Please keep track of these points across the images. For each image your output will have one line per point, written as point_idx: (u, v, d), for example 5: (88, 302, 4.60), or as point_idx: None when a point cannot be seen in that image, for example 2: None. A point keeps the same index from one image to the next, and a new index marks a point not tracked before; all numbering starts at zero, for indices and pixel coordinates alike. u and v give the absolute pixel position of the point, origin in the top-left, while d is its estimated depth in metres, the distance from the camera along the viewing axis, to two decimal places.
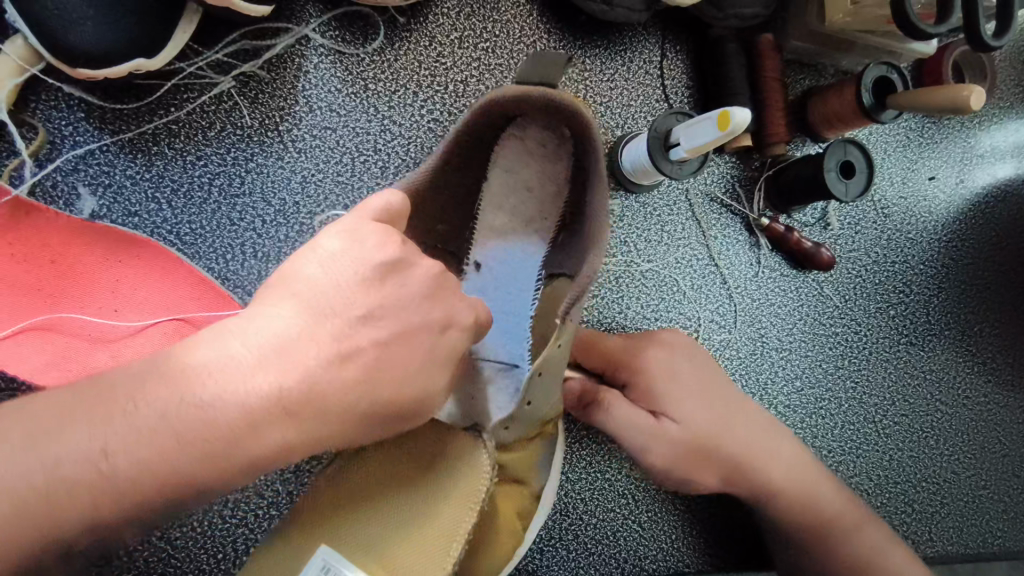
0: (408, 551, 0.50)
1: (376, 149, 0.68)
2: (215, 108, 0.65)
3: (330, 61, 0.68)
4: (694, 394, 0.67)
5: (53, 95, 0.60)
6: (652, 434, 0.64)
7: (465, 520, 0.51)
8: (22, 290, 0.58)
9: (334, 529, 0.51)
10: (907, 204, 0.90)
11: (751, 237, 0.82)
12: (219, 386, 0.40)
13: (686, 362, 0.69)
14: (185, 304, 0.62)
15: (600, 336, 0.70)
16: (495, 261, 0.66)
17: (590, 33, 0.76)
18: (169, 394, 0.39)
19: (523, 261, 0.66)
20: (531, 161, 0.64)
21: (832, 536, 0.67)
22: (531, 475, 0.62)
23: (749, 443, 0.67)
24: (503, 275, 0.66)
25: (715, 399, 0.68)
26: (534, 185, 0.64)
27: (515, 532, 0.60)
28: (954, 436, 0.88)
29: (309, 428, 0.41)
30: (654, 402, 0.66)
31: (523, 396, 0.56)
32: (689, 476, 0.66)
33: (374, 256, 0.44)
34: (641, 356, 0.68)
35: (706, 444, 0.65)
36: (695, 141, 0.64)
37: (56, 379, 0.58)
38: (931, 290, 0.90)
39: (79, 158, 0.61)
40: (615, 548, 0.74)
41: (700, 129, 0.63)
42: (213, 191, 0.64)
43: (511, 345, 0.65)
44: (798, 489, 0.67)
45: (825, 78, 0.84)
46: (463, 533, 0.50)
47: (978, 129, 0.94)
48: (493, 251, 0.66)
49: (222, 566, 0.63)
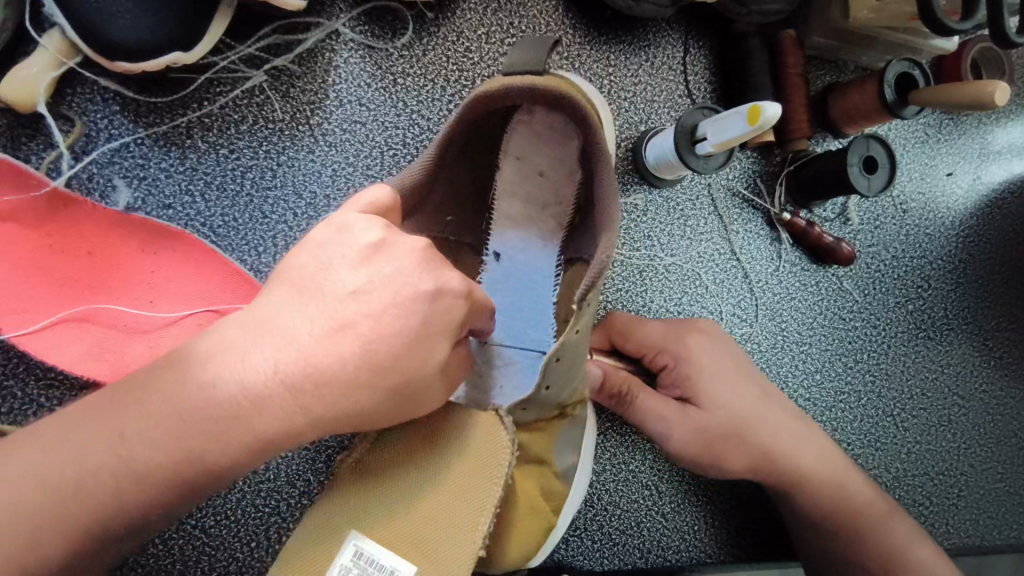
0: (439, 530, 0.49)
1: (405, 143, 0.69)
2: (247, 101, 0.65)
3: (360, 55, 0.68)
4: (726, 383, 0.68)
5: (88, 88, 0.61)
6: (679, 421, 0.66)
7: (490, 494, 0.50)
8: (60, 281, 0.59)
9: (360, 513, 0.49)
10: (925, 200, 0.91)
11: (771, 232, 0.83)
12: (269, 374, 0.40)
13: (720, 352, 0.70)
14: (219, 295, 0.62)
15: (640, 324, 0.71)
16: (511, 250, 0.65)
17: (615, 29, 0.77)
18: (220, 381, 0.40)
19: (541, 251, 0.65)
20: (542, 146, 0.62)
21: (855, 527, 0.68)
22: (552, 455, 0.62)
23: (776, 434, 0.68)
24: (520, 264, 0.65)
25: (747, 388, 0.69)
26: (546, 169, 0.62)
27: (541, 514, 0.61)
28: (970, 430, 0.89)
29: (357, 415, 0.41)
30: (684, 390, 0.68)
31: (541, 382, 0.55)
32: (714, 465, 0.67)
33: (365, 236, 0.43)
34: (681, 344, 0.70)
35: (732, 433, 0.67)
36: (723, 135, 0.65)
37: (94, 370, 0.58)
38: (949, 285, 0.91)
39: (114, 151, 0.62)
40: (639, 538, 0.75)
41: (730, 124, 0.64)
42: (245, 184, 0.65)
43: (533, 332, 0.65)
44: (824, 479, 0.68)
45: (845, 74, 0.85)
46: (490, 506, 0.50)
47: (995, 125, 0.95)
48: (511, 240, 0.65)
49: (254, 554, 0.64)
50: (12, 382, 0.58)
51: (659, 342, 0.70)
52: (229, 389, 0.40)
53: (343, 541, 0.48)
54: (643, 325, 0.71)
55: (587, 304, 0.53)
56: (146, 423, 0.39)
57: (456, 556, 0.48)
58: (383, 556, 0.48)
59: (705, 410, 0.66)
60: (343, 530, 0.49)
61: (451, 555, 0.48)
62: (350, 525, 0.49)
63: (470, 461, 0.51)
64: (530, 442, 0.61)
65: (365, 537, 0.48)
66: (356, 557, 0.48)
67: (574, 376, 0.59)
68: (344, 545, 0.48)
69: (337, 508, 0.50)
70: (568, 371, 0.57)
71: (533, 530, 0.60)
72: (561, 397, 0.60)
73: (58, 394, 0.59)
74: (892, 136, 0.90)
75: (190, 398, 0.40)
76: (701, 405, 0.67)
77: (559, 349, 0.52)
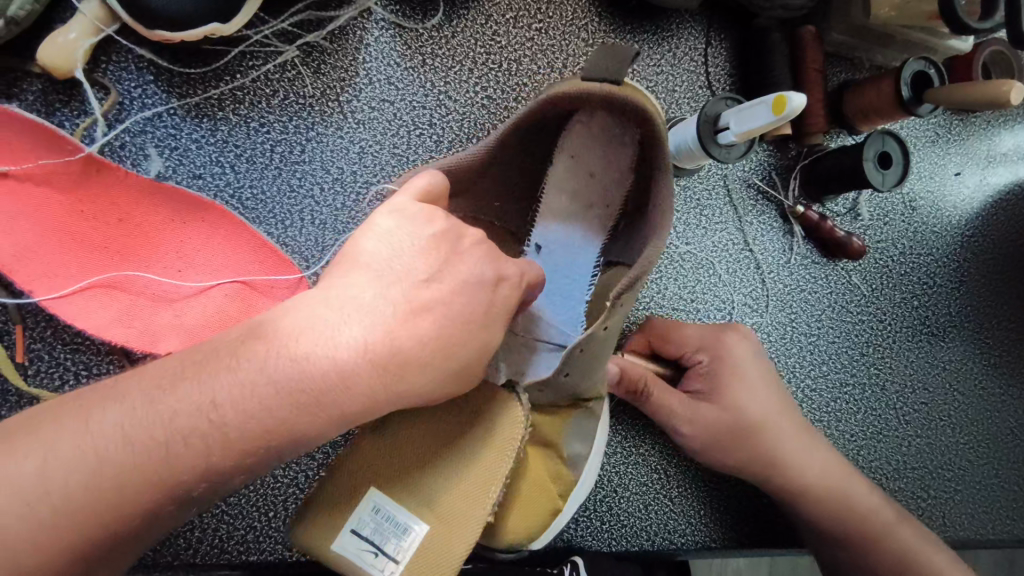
0: (449, 493, 0.50)
1: (432, 123, 0.70)
2: (279, 76, 0.66)
3: (390, 35, 0.69)
4: (756, 386, 0.70)
5: (123, 56, 0.62)
6: (698, 420, 0.67)
7: (502, 465, 0.52)
8: (90, 247, 0.59)
9: (378, 472, 0.51)
10: (934, 199, 0.92)
11: (784, 225, 0.84)
12: (314, 340, 0.41)
13: (754, 358, 0.71)
14: (247, 268, 0.62)
15: (679, 327, 0.73)
16: (550, 243, 0.65)
17: (639, 18, 0.78)
18: (263, 343, 0.41)
19: (580, 249, 0.65)
20: (581, 138, 0.62)
21: (857, 537, 0.69)
22: (560, 440, 0.63)
23: (796, 439, 0.70)
24: (557, 256, 0.65)
25: (775, 392, 0.71)
26: (596, 171, 0.63)
27: (546, 496, 0.61)
28: (969, 425, 0.91)
29: (394, 386, 0.42)
30: (716, 390, 0.68)
31: (561, 368, 0.56)
32: (731, 461, 0.68)
33: (424, 229, 0.46)
34: (718, 345, 0.71)
35: (755, 431, 0.68)
36: (746, 125, 0.66)
37: (122, 336, 0.58)
38: (954, 284, 0.93)
39: (147, 120, 0.63)
40: (647, 521, 0.77)
41: (754, 114, 0.65)
42: (274, 158, 0.65)
43: (565, 327, 0.65)
44: (838, 488, 0.70)
45: (860, 71, 0.86)
46: (502, 476, 0.51)
47: (1002, 128, 0.97)
48: (552, 234, 0.65)
49: (273, 524, 0.65)
50: (39, 345, 0.59)
51: (700, 341, 0.72)
52: (269, 352, 0.40)
53: (364, 496, 0.50)
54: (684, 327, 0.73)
55: (619, 304, 0.54)
56: (194, 380, 0.40)
57: (462, 518, 0.49)
58: (400, 515, 0.49)
59: (733, 410, 0.68)
60: (364, 486, 0.50)
61: (459, 516, 0.49)
62: (367, 483, 0.51)
63: (490, 432, 0.53)
64: (542, 423, 0.62)
65: (384, 495, 0.50)
66: (374, 513, 0.49)
67: (596, 369, 0.59)
68: (363, 500, 0.50)
69: (359, 463, 0.52)
70: (590, 364, 0.57)
71: (537, 512, 0.60)
72: (583, 387, 0.60)
73: (86, 358, 0.60)
74: (904, 134, 0.91)
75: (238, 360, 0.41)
76: (729, 401, 0.68)
77: (585, 339, 0.54)
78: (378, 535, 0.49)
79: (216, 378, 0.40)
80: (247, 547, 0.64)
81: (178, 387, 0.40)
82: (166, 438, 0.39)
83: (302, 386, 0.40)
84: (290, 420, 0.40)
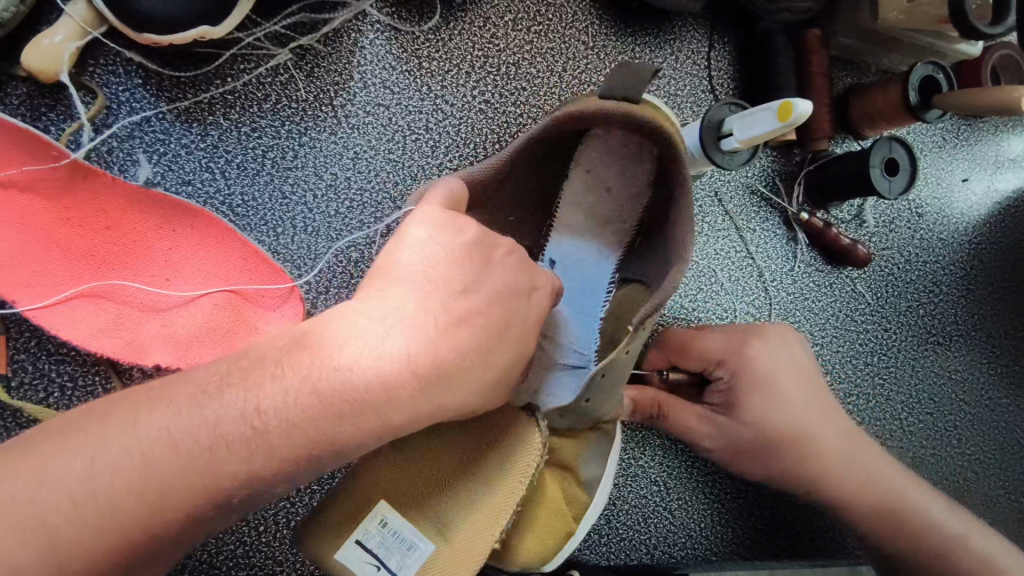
0: (461, 523, 0.51)
1: (428, 128, 0.68)
2: (272, 79, 0.64)
3: (385, 38, 0.68)
4: (789, 387, 0.65)
5: (111, 59, 0.60)
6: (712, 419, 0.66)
7: (515, 492, 0.51)
8: (76, 255, 0.58)
9: (385, 485, 0.52)
10: (940, 206, 0.91)
11: (788, 232, 0.83)
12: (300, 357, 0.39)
13: (786, 356, 0.67)
14: (237, 276, 0.61)
15: (702, 336, 0.69)
16: (567, 258, 0.64)
17: (641, 20, 0.76)
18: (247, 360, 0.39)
19: (593, 264, 0.64)
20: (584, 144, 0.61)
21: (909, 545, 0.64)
22: (578, 464, 0.62)
23: (837, 442, 0.65)
24: (572, 270, 0.64)
25: (813, 391, 0.66)
26: (590, 165, 0.61)
27: (561, 519, 0.60)
28: (976, 436, 0.89)
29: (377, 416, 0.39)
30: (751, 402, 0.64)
31: (583, 394, 0.57)
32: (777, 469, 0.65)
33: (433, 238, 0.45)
34: (748, 346, 0.66)
35: (788, 444, 0.64)
36: (749, 132, 0.64)
37: (109, 347, 0.57)
38: (961, 291, 0.91)
39: (135, 124, 0.61)
40: (646, 534, 0.75)
41: (758, 120, 0.63)
42: (266, 163, 0.64)
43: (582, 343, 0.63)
44: (887, 492, 0.65)
45: (867, 75, 0.84)
46: (512, 504, 0.51)
47: (1011, 133, 0.95)
48: (566, 249, 0.63)
49: (264, 538, 0.63)
50: (23, 356, 0.58)
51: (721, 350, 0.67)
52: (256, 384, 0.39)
53: (373, 508, 0.51)
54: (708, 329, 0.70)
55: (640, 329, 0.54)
56: (182, 399, 0.39)
57: (469, 549, 0.50)
58: (408, 533, 0.50)
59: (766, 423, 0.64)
60: (373, 498, 0.51)
61: (467, 547, 0.50)
62: (378, 495, 0.52)
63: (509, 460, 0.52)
64: (561, 446, 0.62)
65: (392, 509, 0.51)
66: (382, 526, 0.51)
67: (613, 393, 0.60)
68: (371, 511, 0.51)
69: (371, 479, 0.52)
70: (609, 385, 0.58)
71: (552, 534, 0.59)
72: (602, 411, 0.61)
73: (71, 368, 0.59)
74: (911, 140, 0.89)
75: (217, 374, 0.40)
76: (761, 414, 0.64)
77: (607, 365, 0.54)
78: (383, 550, 0.50)
79: (199, 401, 0.39)
80: (235, 561, 0.63)
81: (163, 407, 0.39)
82: (146, 460, 0.37)
83: (274, 403, 0.39)
84: (271, 443, 0.38)
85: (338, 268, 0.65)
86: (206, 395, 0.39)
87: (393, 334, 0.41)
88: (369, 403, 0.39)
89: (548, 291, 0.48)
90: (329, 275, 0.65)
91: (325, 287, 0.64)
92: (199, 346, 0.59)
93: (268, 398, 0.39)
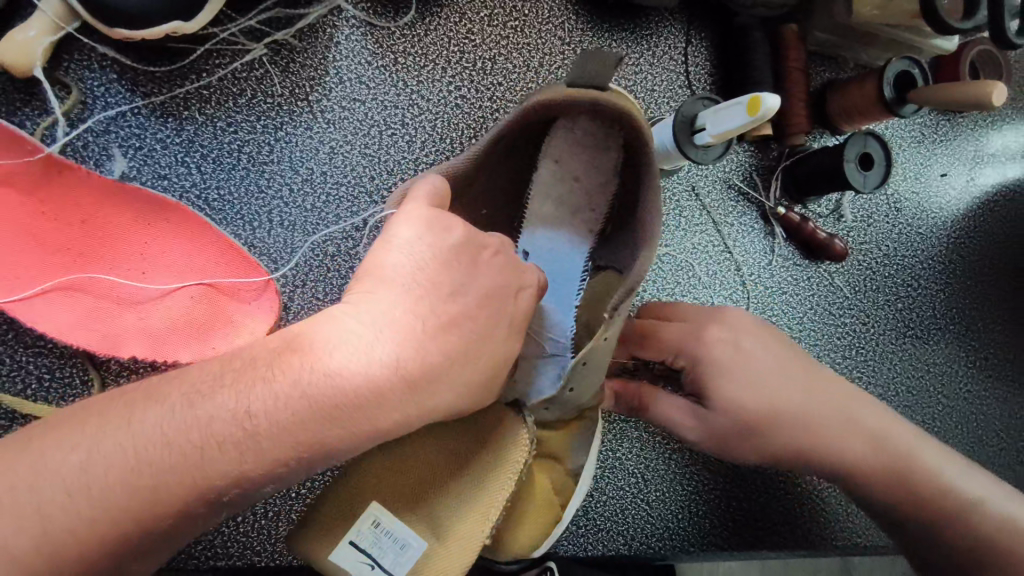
0: (452, 518, 0.51)
1: (404, 123, 0.69)
2: (247, 75, 0.65)
3: (361, 33, 0.68)
4: (762, 371, 0.63)
5: (86, 54, 0.61)
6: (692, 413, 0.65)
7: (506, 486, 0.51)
8: (51, 249, 0.58)
9: (380, 486, 0.53)
10: (919, 200, 0.91)
11: (766, 226, 0.83)
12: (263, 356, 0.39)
13: (753, 342, 0.65)
14: (212, 269, 0.61)
15: (658, 327, 0.67)
16: (540, 250, 0.64)
17: (618, 16, 0.77)
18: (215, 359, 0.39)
19: (567, 254, 0.64)
20: (557, 138, 0.61)
21: (913, 503, 0.63)
22: (566, 454, 0.62)
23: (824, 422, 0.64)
24: (548, 263, 0.65)
25: (789, 371, 0.65)
26: (562, 159, 0.62)
27: (548, 511, 0.61)
28: (954, 428, 0.90)
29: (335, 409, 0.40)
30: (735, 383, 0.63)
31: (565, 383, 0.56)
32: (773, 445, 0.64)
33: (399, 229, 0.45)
34: (699, 338, 0.65)
35: (781, 422, 0.63)
36: (721, 126, 0.65)
37: (85, 339, 0.58)
38: (939, 285, 0.92)
39: (110, 119, 0.62)
40: (623, 525, 0.76)
41: (728, 114, 0.64)
42: (242, 158, 0.64)
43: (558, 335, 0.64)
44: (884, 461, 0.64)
45: (845, 71, 0.85)
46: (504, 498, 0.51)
47: (990, 128, 0.96)
48: (540, 240, 0.65)
49: (241, 529, 0.64)
50: (0, 349, 0.58)
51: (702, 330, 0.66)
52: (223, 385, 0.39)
53: (365, 508, 0.52)
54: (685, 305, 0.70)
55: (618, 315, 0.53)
56: (175, 399, 0.40)
57: (464, 543, 0.50)
58: (400, 531, 0.51)
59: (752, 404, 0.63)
60: (367, 499, 0.52)
61: (461, 541, 0.50)
62: (371, 496, 0.53)
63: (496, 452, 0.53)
64: (548, 437, 0.62)
65: (386, 510, 0.52)
66: (374, 527, 0.51)
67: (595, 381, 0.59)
68: (364, 512, 0.52)
69: (366, 479, 0.53)
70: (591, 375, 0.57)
71: (541, 525, 0.60)
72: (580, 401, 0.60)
73: (48, 361, 0.59)
74: (890, 135, 0.90)
75: (212, 375, 0.41)
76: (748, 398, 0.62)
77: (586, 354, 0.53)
78: (374, 549, 0.51)
79: (193, 400, 0.40)
80: (216, 552, 0.63)
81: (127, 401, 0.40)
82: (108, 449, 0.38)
83: (264, 405, 0.39)
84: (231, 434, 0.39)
85: (315, 262, 0.65)
86: (200, 396, 0.40)
87: (380, 340, 0.41)
88: (328, 392, 0.40)
89: (522, 283, 0.48)
90: (306, 269, 0.65)
91: (301, 281, 0.65)
92: (176, 339, 0.60)
93: (231, 387, 0.40)
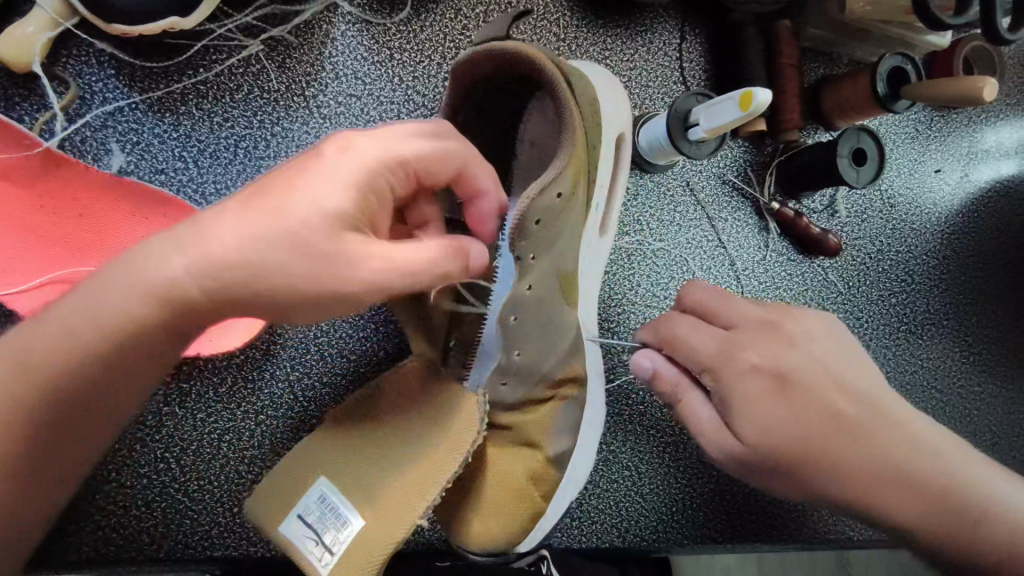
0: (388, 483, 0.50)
1: (399, 118, 0.69)
2: (244, 70, 0.65)
3: (357, 29, 0.69)
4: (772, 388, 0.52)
5: (84, 50, 0.62)
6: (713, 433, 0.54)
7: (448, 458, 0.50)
8: (49, 243, 0.59)
9: (331, 460, 0.52)
10: (913, 195, 0.92)
11: (759, 222, 0.84)
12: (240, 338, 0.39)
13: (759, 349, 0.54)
14: None
15: (686, 335, 0.58)
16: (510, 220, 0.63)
17: (612, 13, 0.77)
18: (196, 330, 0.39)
19: None
20: None
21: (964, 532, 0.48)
22: (545, 439, 0.62)
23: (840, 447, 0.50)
24: None
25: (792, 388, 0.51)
26: None
27: (528, 498, 0.61)
28: (947, 423, 0.91)
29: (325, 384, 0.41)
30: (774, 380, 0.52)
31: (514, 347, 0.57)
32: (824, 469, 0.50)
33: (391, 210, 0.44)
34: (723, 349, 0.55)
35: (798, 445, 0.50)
36: (715, 120, 0.66)
37: None
38: (933, 281, 0.92)
39: (108, 114, 0.62)
40: (617, 518, 0.76)
41: (722, 108, 0.65)
42: (238, 152, 0.65)
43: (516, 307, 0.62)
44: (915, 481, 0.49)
45: (839, 67, 0.85)
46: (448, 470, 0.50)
47: (984, 124, 0.97)
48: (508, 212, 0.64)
49: (238, 519, 0.64)
50: None
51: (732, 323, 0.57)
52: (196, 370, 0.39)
53: (312, 483, 0.51)
54: (717, 297, 0.60)
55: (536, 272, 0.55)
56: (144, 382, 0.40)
57: (402, 508, 0.48)
58: (345, 506, 0.49)
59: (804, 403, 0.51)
60: (314, 473, 0.51)
61: (399, 506, 0.48)
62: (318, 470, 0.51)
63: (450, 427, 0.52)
64: (525, 422, 0.62)
65: (332, 484, 0.50)
66: (320, 501, 0.50)
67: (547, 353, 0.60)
68: (312, 486, 0.51)
69: (315, 453, 0.53)
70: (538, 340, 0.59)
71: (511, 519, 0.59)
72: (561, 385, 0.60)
73: None
74: (885, 131, 0.90)
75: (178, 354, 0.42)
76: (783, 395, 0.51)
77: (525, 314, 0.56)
78: (320, 523, 0.49)
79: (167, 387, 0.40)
80: (213, 544, 0.63)
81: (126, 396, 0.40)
82: None
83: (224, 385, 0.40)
84: None
85: None
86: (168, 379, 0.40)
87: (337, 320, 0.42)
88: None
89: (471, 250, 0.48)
90: None
91: None
92: None
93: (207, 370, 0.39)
